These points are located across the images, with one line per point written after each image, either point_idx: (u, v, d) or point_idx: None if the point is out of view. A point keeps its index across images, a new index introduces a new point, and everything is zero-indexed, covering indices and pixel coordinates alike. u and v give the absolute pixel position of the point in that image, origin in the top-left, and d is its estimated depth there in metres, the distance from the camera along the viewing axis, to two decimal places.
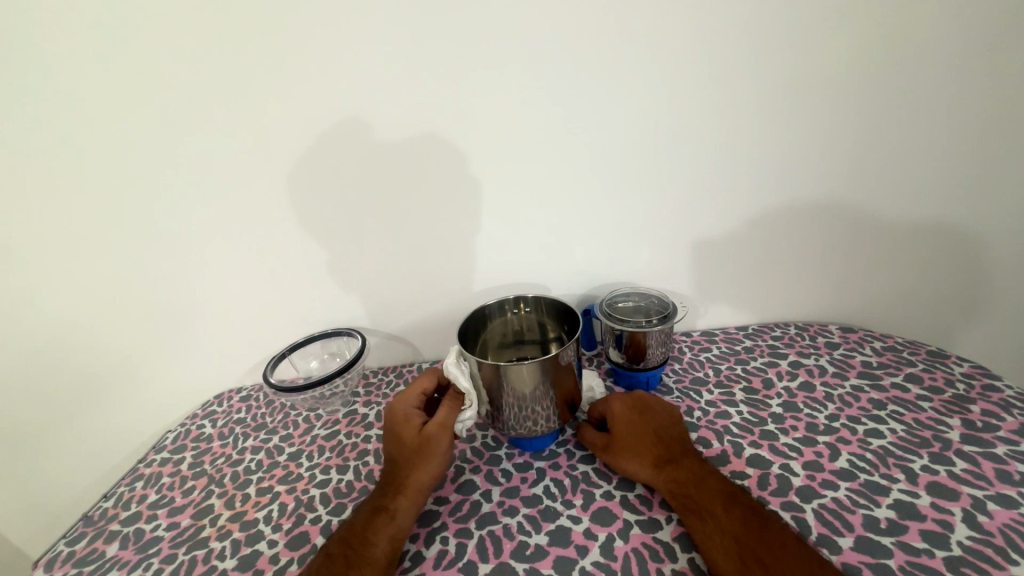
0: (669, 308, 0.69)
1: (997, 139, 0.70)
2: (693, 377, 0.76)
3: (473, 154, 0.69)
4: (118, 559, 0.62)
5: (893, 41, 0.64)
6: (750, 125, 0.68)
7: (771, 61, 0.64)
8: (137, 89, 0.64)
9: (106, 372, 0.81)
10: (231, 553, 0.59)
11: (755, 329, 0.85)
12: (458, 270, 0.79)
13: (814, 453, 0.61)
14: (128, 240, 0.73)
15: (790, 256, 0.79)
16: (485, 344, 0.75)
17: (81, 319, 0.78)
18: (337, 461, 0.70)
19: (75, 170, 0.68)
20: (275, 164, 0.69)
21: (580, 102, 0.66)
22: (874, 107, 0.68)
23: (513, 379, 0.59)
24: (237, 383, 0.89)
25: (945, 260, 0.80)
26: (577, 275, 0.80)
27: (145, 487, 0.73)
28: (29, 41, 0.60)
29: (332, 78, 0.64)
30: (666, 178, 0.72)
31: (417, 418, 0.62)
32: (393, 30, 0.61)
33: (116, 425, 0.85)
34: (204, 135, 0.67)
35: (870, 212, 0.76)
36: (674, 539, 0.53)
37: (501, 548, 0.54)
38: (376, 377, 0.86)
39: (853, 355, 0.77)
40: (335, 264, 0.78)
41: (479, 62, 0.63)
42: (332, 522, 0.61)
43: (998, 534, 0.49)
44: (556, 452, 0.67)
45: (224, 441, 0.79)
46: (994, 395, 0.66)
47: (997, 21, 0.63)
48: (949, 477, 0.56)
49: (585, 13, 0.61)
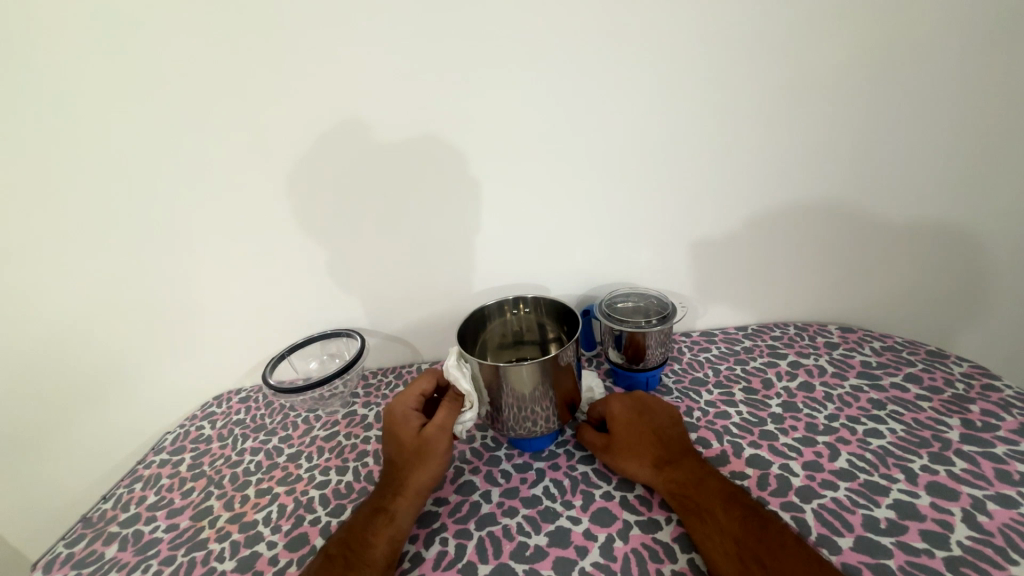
0: (668, 308, 0.69)
1: (996, 139, 0.70)
2: (693, 377, 0.76)
3: (472, 155, 0.69)
4: (118, 561, 0.62)
5: (892, 41, 0.64)
6: (750, 125, 0.68)
7: (770, 61, 0.64)
8: (136, 89, 0.64)
9: (105, 372, 0.81)
10: (231, 554, 0.59)
11: (755, 329, 0.85)
12: (458, 270, 0.79)
13: (814, 453, 0.61)
14: (127, 241, 0.73)
15: (790, 256, 0.79)
16: (484, 345, 0.75)
17: (80, 320, 0.77)
18: (337, 461, 0.70)
19: (74, 171, 0.68)
20: (275, 164, 0.69)
21: (580, 102, 0.66)
22: (874, 107, 0.68)
23: (513, 380, 0.58)
24: (237, 384, 0.89)
25: (945, 260, 0.80)
26: (576, 275, 0.80)
27: (144, 488, 0.73)
28: (27, 41, 0.60)
29: (332, 78, 0.64)
30: (665, 178, 0.72)
31: (417, 419, 0.62)
32: (392, 30, 0.61)
33: (115, 426, 0.85)
34: (203, 135, 0.66)
35: (870, 212, 0.76)
36: (674, 539, 0.53)
37: (500, 548, 0.54)
38: (375, 378, 0.86)
39: (853, 355, 0.77)
40: (335, 265, 0.77)
41: (479, 62, 0.63)
42: (332, 523, 0.61)
43: (998, 534, 0.49)
44: (555, 452, 0.67)
45: (224, 441, 0.79)
46: (993, 395, 0.66)
47: (997, 21, 0.63)
48: (948, 477, 0.56)
49: (584, 12, 0.61)
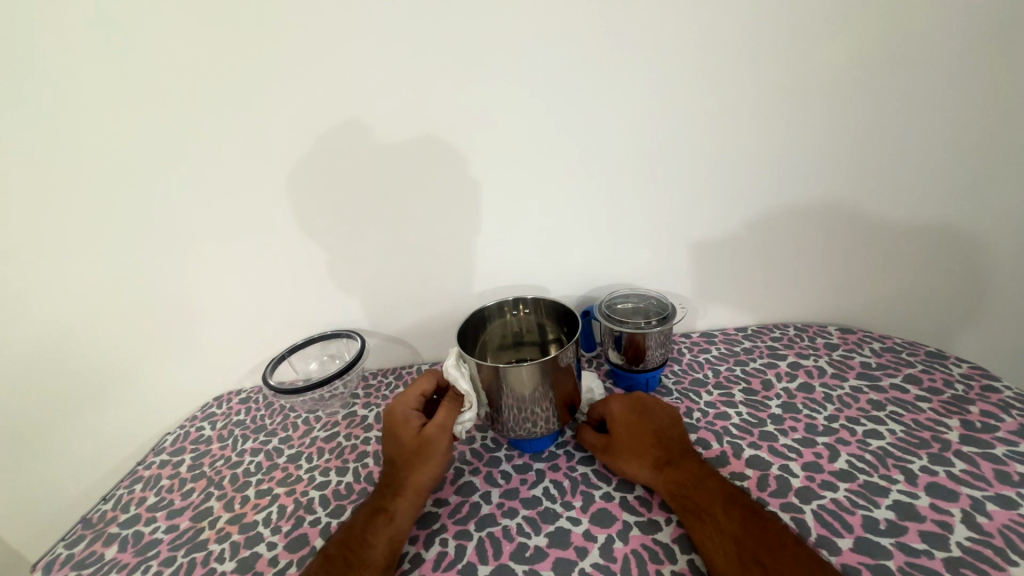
0: (668, 309, 0.70)
1: (996, 141, 0.70)
2: (693, 378, 0.76)
3: (473, 156, 0.69)
4: (118, 562, 0.62)
5: (892, 41, 0.64)
6: (751, 126, 0.68)
7: (770, 62, 0.64)
8: (138, 90, 0.63)
9: (105, 373, 0.81)
10: (231, 555, 0.59)
11: (755, 330, 0.85)
12: (458, 271, 0.79)
13: (814, 453, 0.61)
14: (128, 241, 0.73)
15: (789, 258, 0.79)
16: (484, 345, 0.75)
17: (80, 321, 0.77)
18: (337, 462, 0.70)
19: (75, 171, 0.68)
20: (276, 166, 0.69)
21: (580, 102, 0.66)
22: (874, 109, 0.68)
23: (513, 381, 0.59)
24: (237, 385, 0.89)
25: (944, 261, 0.80)
26: (576, 275, 0.80)
27: (144, 489, 0.73)
28: (27, 43, 0.60)
29: (333, 80, 0.64)
30: (665, 180, 0.72)
31: (417, 420, 0.62)
32: (393, 32, 0.61)
33: (115, 427, 0.85)
34: (204, 136, 0.67)
35: (869, 212, 0.76)
36: (674, 540, 0.53)
37: (501, 549, 0.54)
38: (376, 379, 0.86)
39: (852, 356, 0.77)
40: (334, 266, 0.77)
41: (480, 63, 0.63)
42: (332, 524, 0.61)
43: (998, 535, 0.49)
44: (555, 453, 0.67)
45: (224, 442, 0.79)
46: (993, 396, 0.66)
47: (996, 23, 0.63)
48: (948, 478, 0.56)
49: (584, 14, 0.61)
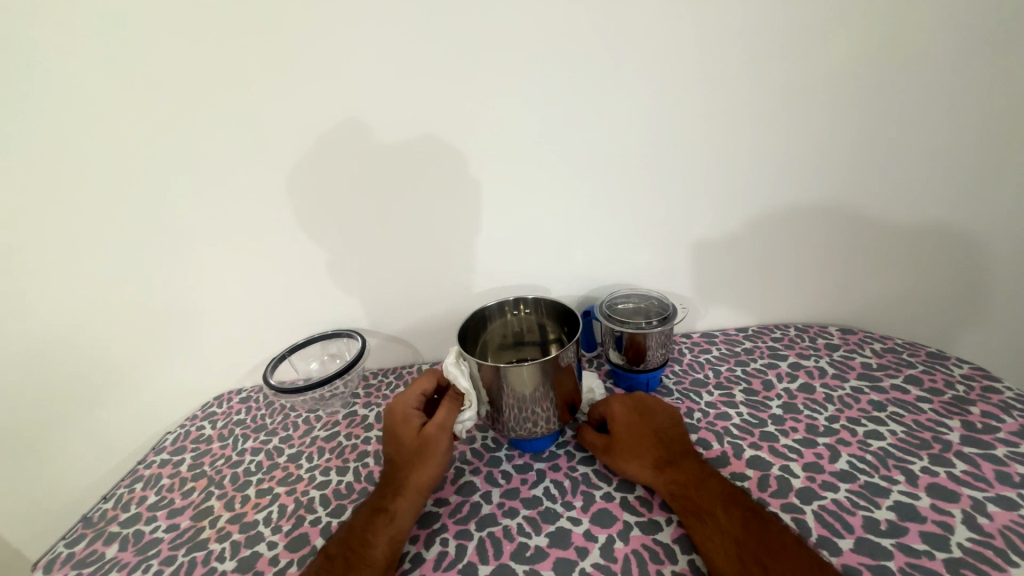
0: (669, 309, 0.70)
1: (996, 143, 0.70)
2: (693, 378, 0.76)
3: (473, 155, 0.69)
4: (118, 560, 0.62)
5: (893, 41, 0.64)
6: (752, 126, 0.68)
7: (770, 63, 0.65)
8: (138, 89, 0.63)
9: (104, 372, 0.81)
10: (231, 554, 0.59)
11: (756, 330, 0.85)
12: (459, 270, 0.79)
13: (815, 454, 0.61)
14: (127, 239, 0.73)
15: (789, 258, 0.79)
16: (485, 345, 0.76)
17: (79, 320, 0.77)
18: (337, 462, 0.70)
19: (74, 168, 0.67)
20: (276, 166, 0.69)
21: (581, 102, 0.66)
22: (874, 109, 0.68)
23: (513, 380, 0.59)
24: (238, 384, 0.89)
25: (944, 262, 0.80)
26: (577, 276, 0.80)
27: (144, 489, 0.73)
28: (28, 43, 0.60)
29: (332, 79, 0.64)
30: (665, 179, 0.72)
31: (417, 419, 0.62)
32: (392, 31, 0.61)
33: (116, 426, 0.85)
34: (203, 135, 0.67)
35: (870, 213, 0.76)
36: (674, 540, 0.53)
37: (501, 549, 0.54)
38: (376, 378, 0.86)
39: (853, 356, 0.77)
40: (335, 264, 0.77)
41: (479, 62, 0.63)
42: (332, 523, 0.61)
43: (999, 535, 0.49)
44: (556, 453, 0.67)
45: (224, 442, 0.79)
46: (993, 397, 0.66)
47: (996, 24, 0.63)
48: (949, 478, 0.56)
49: (583, 12, 0.61)
